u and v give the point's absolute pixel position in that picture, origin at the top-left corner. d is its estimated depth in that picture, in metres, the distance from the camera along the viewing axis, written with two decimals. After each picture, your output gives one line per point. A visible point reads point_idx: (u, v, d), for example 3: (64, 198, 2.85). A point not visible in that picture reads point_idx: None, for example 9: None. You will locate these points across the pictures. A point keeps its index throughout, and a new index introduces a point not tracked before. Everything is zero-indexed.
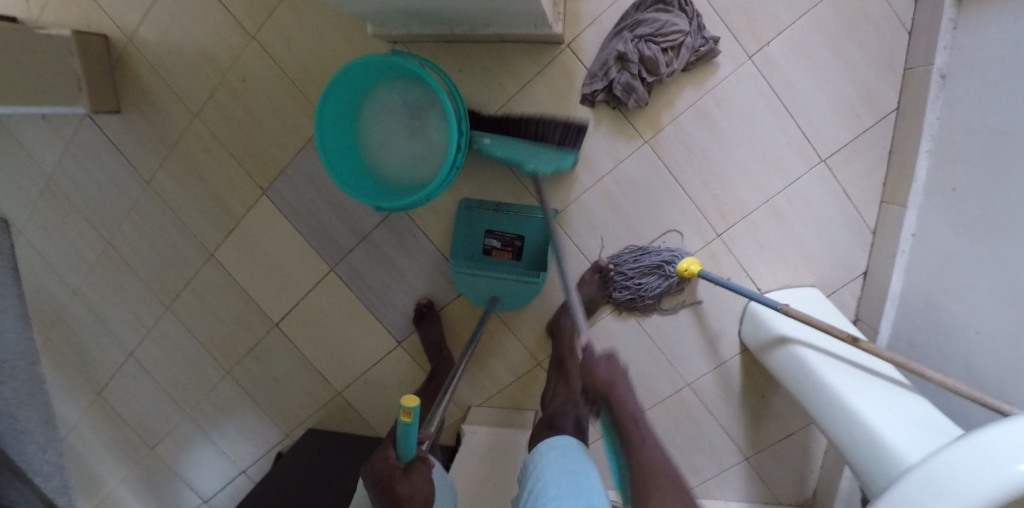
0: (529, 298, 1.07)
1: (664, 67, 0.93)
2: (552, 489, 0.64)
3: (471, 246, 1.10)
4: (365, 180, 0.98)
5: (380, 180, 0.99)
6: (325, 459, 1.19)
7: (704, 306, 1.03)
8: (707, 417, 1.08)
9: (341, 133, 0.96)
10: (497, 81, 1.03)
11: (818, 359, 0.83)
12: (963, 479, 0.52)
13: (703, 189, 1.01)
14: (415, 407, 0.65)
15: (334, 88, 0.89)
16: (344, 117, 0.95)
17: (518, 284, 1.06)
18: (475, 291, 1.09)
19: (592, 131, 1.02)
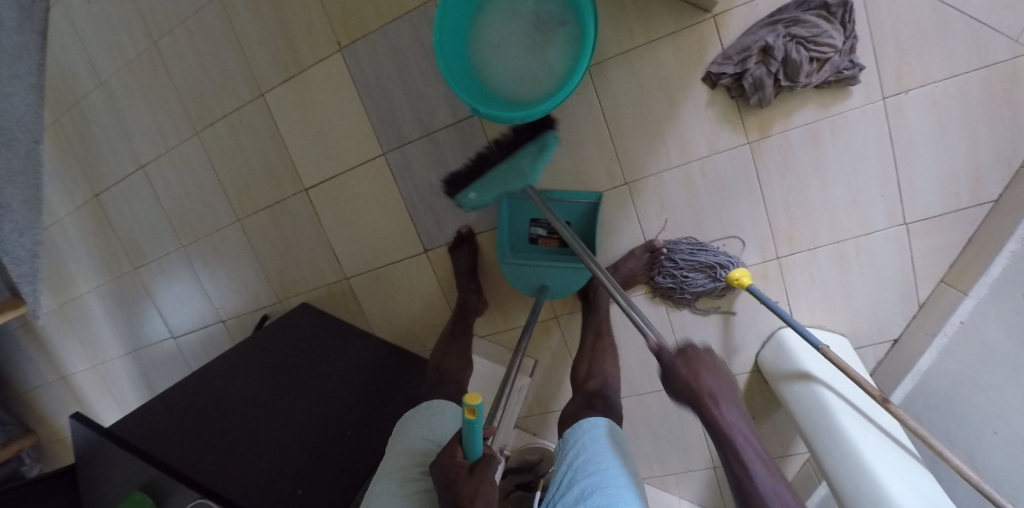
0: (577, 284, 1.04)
1: (803, 77, 0.91)
2: (595, 464, 0.67)
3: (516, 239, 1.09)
4: (467, 77, 0.93)
5: (481, 84, 0.93)
6: (316, 338, 1.17)
7: (736, 318, 1.04)
8: (694, 419, 1.12)
9: (458, 21, 0.91)
10: (628, 26, 0.97)
11: (840, 405, 0.85)
12: None
13: (782, 209, 1.00)
14: (479, 406, 0.68)
15: None
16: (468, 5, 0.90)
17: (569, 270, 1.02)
18: (522, 280, 1.04)
19: (701, 110, 0.98)
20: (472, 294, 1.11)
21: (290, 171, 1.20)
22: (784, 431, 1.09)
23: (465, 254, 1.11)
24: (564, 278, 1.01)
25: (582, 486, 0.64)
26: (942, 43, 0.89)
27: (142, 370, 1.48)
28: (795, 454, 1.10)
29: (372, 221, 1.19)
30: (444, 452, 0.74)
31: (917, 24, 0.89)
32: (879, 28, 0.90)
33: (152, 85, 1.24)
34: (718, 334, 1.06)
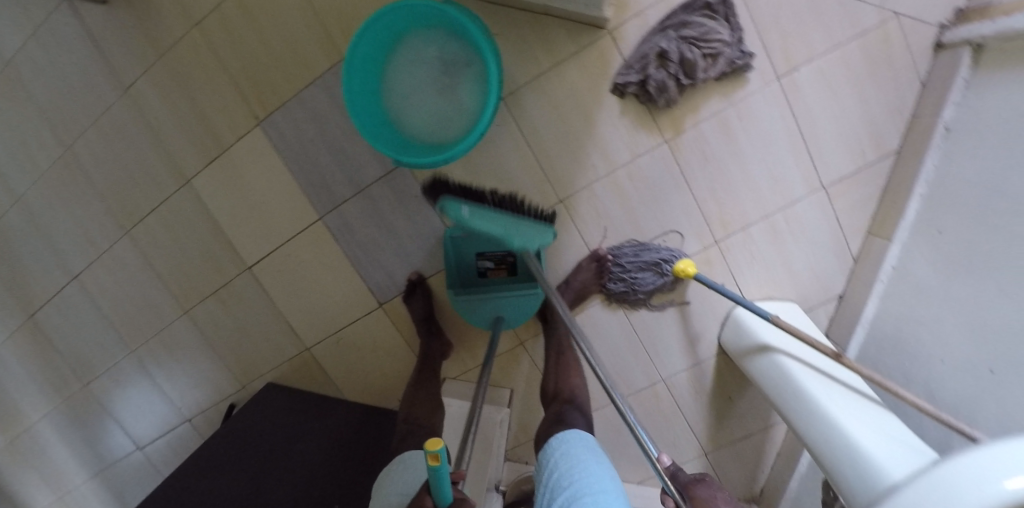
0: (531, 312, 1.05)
1: (700, 73, 0.96)
2: (569, 478, 0.64)
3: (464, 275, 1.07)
4: (385, 129, 0.93)
5: (401, 134, 0.94)
6: (285, 416, 1.13)
7: (691, 307, 1.08)
8: (676, 412, 1.14)
9: (367, 79, 0.91)
10: (531, 54, 1.00)
11: (796, 367, 0.89)
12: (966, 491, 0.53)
13: (710, 196, 1.05)
14: (443, 450, 0.65)
15: (373, 27, 0.85)
16: (375, 61, 0.91)
17: (521, 298, 1.03)
18: (478, 314, 1.05)
19: (616, 118, 1.02)
20: (433, 337, 1.11)
21: (230, 251, 1.18)
22: (760, 405, 1.11)
23: (419, 300, 1.11)
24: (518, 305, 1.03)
25: (560, 499, 0.60)
26: (818, 21, 0.96)
27: (110, 488, 1.40)
28: (777, 424, 1.12)
29: (322, 286, 1.17)
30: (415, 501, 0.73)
31: (793, 7, 0.96)
32: (761, 18, 0.97)
33: (72, 192, 1.21)
34: (679, 325, 1.09)
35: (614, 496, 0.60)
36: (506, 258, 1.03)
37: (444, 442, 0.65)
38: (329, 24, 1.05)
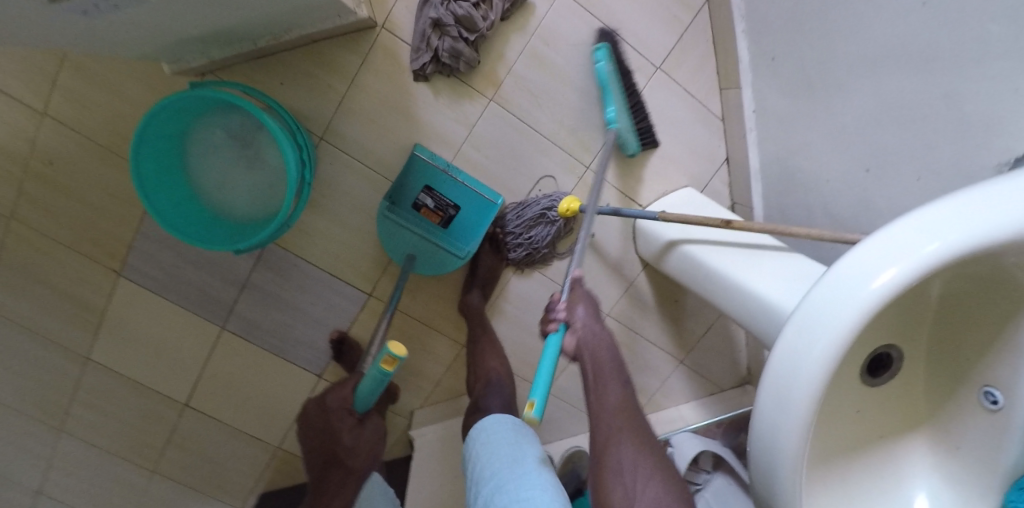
0: (444, 271, 1.05)
1: (482, 22, 0.91)
2: (488, 469, 0.64)
3: (399, 191, 1.01)
4: (217, 227, 0.91)
5: (235, 222, 0.93)
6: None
7: (597, 238, 1.09)
8: (636, 340, 1.18)
9: (173, 189, 0.87)
10: (323, 84, 0.95)
11: (706, 250, 0.89)
12: (830, 311, 0.43)
13: (558, 129, 1.03)
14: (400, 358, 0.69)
15: (144, 142, 0.80)
16: (171, 168, 0.86)
17: (438, 254, 1.03)
18: (393, 246, 1.03)
19: (433, 103, 0.99)
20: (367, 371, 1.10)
21: (163, 397, 1.16)
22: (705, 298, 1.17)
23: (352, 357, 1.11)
24: (434, 256, 1.02)
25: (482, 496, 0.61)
26: None
27: None
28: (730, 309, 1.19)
29: (262, 387, 1.16)
30: (336, 395, 0.80)
31: None
32: None
33: None
34: (596, 258, 1.11)
35: (534, 474, 0.60)
36: (448, 207, 1.01)
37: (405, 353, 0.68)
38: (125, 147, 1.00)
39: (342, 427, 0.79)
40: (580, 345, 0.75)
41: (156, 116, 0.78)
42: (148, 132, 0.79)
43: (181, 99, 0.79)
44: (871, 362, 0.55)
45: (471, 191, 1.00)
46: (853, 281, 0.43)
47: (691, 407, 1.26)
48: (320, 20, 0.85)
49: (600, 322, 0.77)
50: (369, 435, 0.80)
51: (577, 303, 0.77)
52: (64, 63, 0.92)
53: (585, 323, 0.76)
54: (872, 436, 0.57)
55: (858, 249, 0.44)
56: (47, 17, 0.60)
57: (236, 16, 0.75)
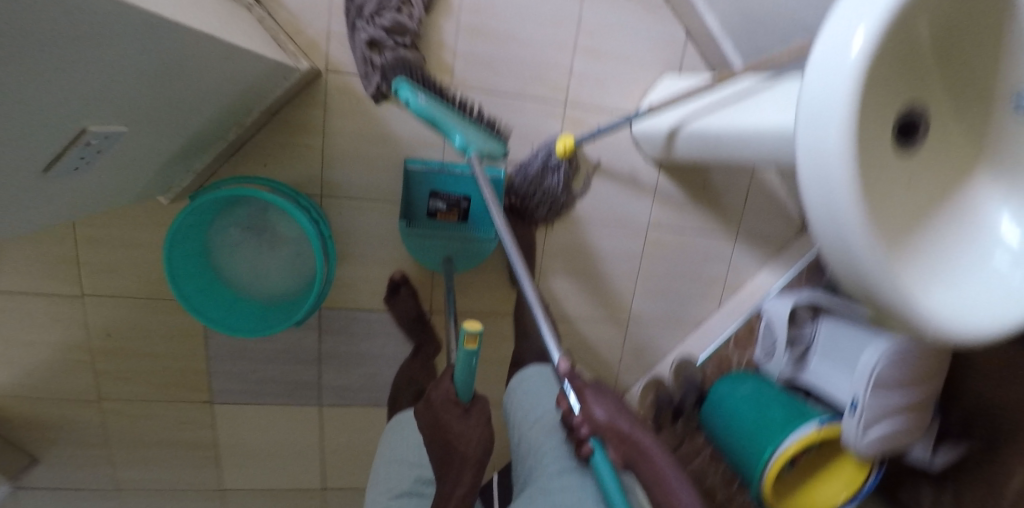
0: (482, 255, 1.08)
1: (410, 22, 0.94)
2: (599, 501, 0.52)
3: (411, 205, 1.02)
4: (270, 313, 0.95)
5: (283, 302, 0.96)
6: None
7: (604, 163, 1.12)
8: (682, 236, 1.21)
9: (218, 299, 0.91)
10: (301, 146, 1.00)
11: (715, 122, 0.88)
12: (824, 102, 0.44)
13: (522, 83, 1.06)
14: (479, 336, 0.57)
15: (174, 267, 0.84)
16: (208, 282, 0.91)
17: (470, 243, 1.06)
18: (427, 254, 1.06)
19: (402, 115, 1.02)
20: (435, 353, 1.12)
21: (303, 491, 1.22)
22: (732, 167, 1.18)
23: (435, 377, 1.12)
24: (468, 249, 1.05)
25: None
26: None
27: None
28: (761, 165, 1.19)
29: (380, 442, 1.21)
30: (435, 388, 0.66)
31: None
32: None
33: None
34: (610, 181, 1.13)
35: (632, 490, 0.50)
36: (460, 201, 1.03)
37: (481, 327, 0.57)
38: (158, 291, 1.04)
39: (452, 423, 0.63)
40: (620, 444, 0.50)
41: (173, 242, 0.83)
42: (174, 258, 0.84)
43: (185, 217, 0.82)
44: (895, 139, 0.55)
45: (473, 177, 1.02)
46: (828, 67, 0.44)
47: (768, 274, 1.26)
48: (270, 87, 0.89)
49: (626, 421, 0.52)
50: (481, 431, 0.62)
51: (591, 401, 0.53)
52: (80, 245, 0.99)
53: (610, 430, 0.51)
54: (928, 197, 0.56)
55: (823, 36, 0.45)
56: (52, 187, 0.66)
57: (198, 115, 0.80)
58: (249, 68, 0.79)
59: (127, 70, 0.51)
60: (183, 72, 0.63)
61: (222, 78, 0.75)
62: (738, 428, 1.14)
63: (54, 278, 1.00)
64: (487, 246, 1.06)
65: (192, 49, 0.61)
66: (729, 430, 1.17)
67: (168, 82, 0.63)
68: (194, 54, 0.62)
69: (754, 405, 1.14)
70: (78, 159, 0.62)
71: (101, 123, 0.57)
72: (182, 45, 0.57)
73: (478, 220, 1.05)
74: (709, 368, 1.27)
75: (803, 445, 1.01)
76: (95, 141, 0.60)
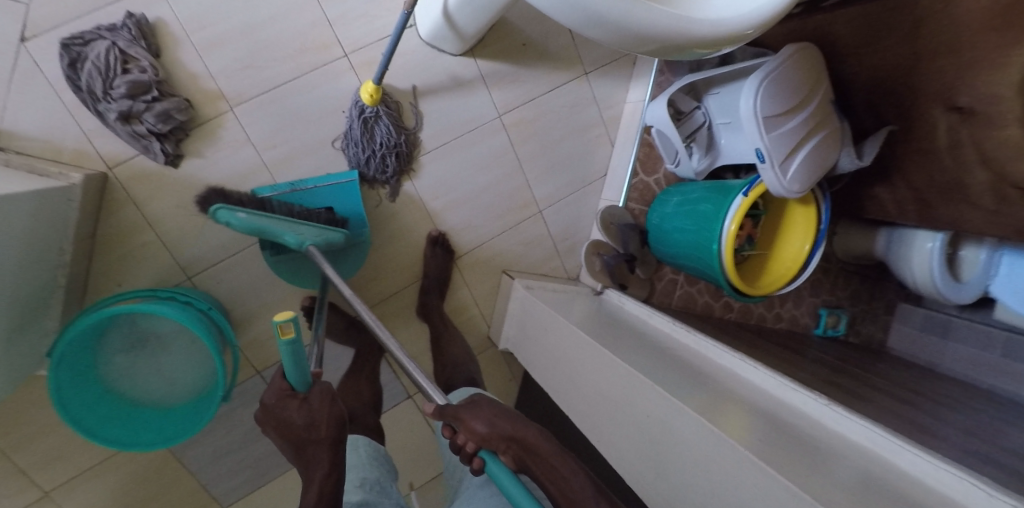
0: (359, 261, 1.07)
1: (147, 75, 0.87)
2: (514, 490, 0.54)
3: None
4: (199, 410, 0.87)
5: (205, 393, 0.88)
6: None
7: (419, 86, 1.10)
8: (536, 105, 1.22)
9: (143, 425, 0.85)
10: (139, 250, 0.96)
11: None
12: None
13: (294, 61, 1.01)
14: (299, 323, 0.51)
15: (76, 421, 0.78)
16: (125, 417, 0.84)
17: (344, 250, 1.04)
18: (302, 276, 0.99)
19: (207, 160, 0.97)
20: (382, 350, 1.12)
21: None
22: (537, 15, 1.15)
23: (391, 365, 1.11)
24: (344, 256, 1.04)
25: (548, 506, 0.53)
26: None
27: None
28: None
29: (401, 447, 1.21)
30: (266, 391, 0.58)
31: None
32: None
33: None
34: (437, 100, 1.12)
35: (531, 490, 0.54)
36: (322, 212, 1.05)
37: (297, 311, 0.50)
38: (100, 457, 0.98)
39: (295, 415, 0.57)
40: (510, 444, 0.61)
41: (66, 405, 0.77)
42: (82, 415, 0.79)
43: (56, 377, 0.76)
44: None
45: (329, 185, 1.04)
46: None
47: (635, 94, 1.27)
48: (63, 216, 0.82)
49: (507, 423, 0.63)
50: (332, 413, 0.59)
51: (470, 416, 0.63)
52: None
53: (493, 431, 0.61)
54: None
55: None
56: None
57: (8, 282, 0.72)
58: (18, 207, 0.72)
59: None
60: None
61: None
62: (682, 240, 1.14)
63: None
64: (362, 244, 1.05)
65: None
66: (677, 246, 1.16)
67: None
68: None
69: (684, 212, 1.13)
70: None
71: None
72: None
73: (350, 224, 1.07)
74: (636, 207, 1.28)
75: (739, 219, 0.99)
76: None
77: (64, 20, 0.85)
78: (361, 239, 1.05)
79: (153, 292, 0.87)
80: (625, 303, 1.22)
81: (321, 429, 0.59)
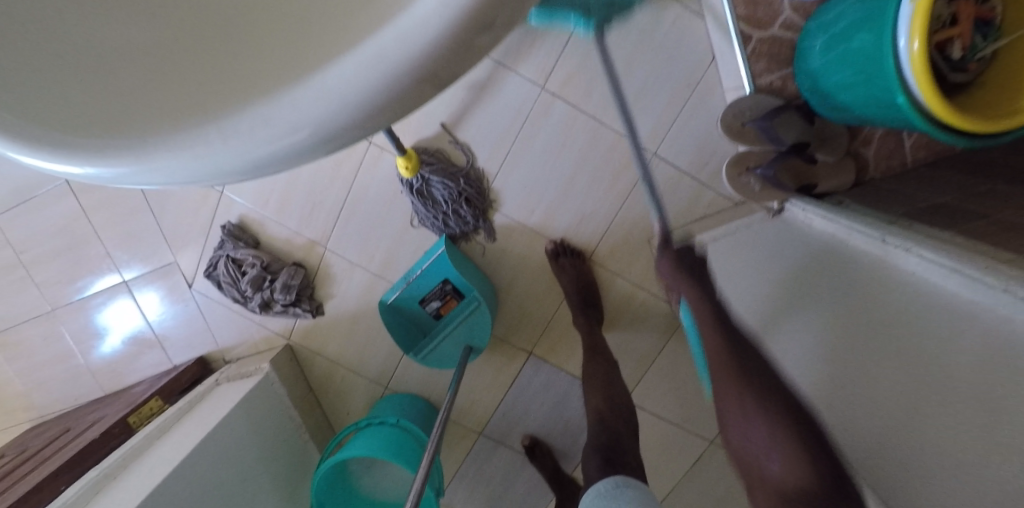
0: (485, 318, 1.01)
1: (256, 267, 1.01)
2: None
3: (419, 321, 1.05)
4: None
5: None
6: None
7: (446, 121, 0.95)
8: (577, 44, 0.91)
9: None
10: (341, 386, 1.13)
11: None
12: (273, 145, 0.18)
13: (335, 179, 1.01)
14: None
15: None
16: None
17: (468, 316, 1.01)
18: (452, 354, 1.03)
19: (336, 296, 1.08)
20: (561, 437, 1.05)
21: None
22: None
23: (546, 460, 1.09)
24: (473, 320, 1.01)
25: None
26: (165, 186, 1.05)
27: None
28: None
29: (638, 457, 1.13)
30: None
31: (174, 212, 1.06)
32: (195, 228, 1.06)
33: None
34: (471, 121, 0.96)
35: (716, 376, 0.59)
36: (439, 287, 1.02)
37: None
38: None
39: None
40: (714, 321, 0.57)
41: None
42: None
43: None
44: None
45: (430, 260, 0.98)
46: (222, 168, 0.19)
47: None
48: (275, 396, 1.05)
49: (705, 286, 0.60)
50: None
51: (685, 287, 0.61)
52: None
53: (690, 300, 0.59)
54: None
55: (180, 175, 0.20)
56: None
57: (259, 471, 0.96)
58: (230, 424, 0.93)
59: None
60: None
61: (219, 455, 0.88)
62: (855, 99, 0.72)
63: None
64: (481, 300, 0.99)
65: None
66: (857, 107, 0.73)
67: None
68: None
69: (836, 60, 0.72)
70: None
71: None
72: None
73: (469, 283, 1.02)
74: (773, 77, 0.86)
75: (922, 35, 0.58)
76: None
77: (199, 258, 1.08)
78: (479, 296, 0.99)
79: (359, 422, 1.00)
80: (813, 221, 0.83)
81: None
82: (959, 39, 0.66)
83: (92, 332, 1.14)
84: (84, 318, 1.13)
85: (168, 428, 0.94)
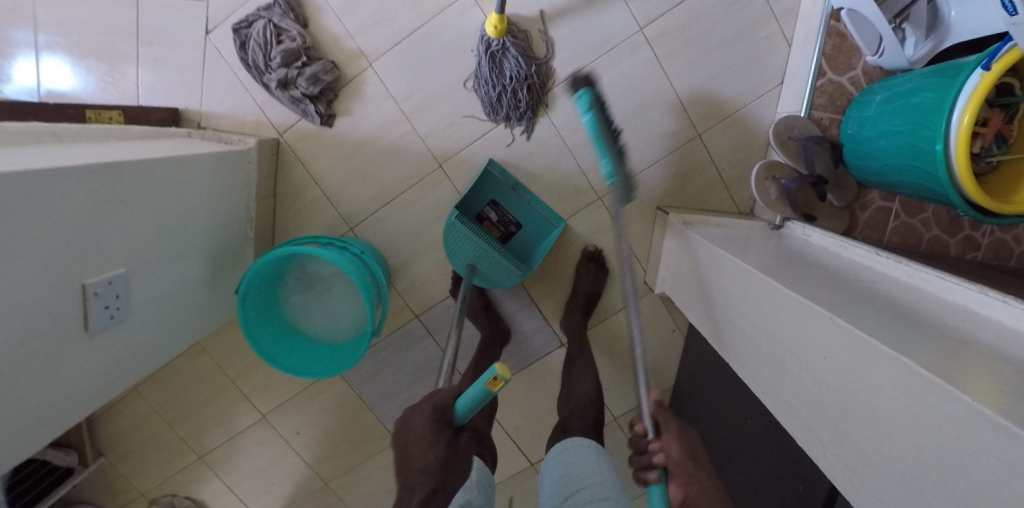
0: (501, 280, 1.02)
1: (296, 42, 0.96)
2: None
3: (466, 210, 1.05)
4: (348, 346, 0.96)
5: (357, 333, 0.97)
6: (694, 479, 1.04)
7: (545, 10, 0.98)
8: (685, 11, 0.99)
9: (306, 347, 0.98)
10: (309, 205, 1.07)
11: None
12: None
13: (413, 7, 0.98)
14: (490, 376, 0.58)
15: (258, 336, 0.92)
16: (293, 337, 0.98)
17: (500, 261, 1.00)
18: (456, 252, 0.99)
19: (353, 117, 1.03)
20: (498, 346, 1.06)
21: (519, 477, 1.21)
22: None
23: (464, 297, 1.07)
24: (494, 264, 1.00)
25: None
26: None
27: None
28: None
29: (546, 399, 1.16)
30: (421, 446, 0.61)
31: None
32: None
33: None
34: (568, 23, 0.99)
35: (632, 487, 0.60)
36: (510, 223, 1.07)
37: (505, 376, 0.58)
38: (298, 389, 1.19)
39: (406, 437, 0.63)
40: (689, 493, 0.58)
41: (250, 324, 0.90)
42: (262, 336, 0.92)
43: (245, 309, 0.89)
44: None
45: (537, 213, 1.07)
46: None
47: None
48: (244, 175, 0.97)
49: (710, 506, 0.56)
50: (430, 422, 0.62)
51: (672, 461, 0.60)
52: (238, 373, 1.19)
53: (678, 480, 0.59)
54: None
55: None
56: (126, 352, 0.78)
57: (199, 231, 0.88)
58: (196, 167, 0.84)
59: (23, 221, 0.54)
60: (111, 199, 0.67)
61: (174, 185, 0.79)
62: (891, 148, 0.83)
63: (238, 408, 1.21)
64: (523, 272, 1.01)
65: (82, 172, 0.62)
66: (889, 156, 0.85)
67: (124, 220, 0.70)
68: (94, 176, 0.64)
69: (891, 111, 0.83)
70: (111, 323, 0.72)
71: (93, 272, 0.66)
72: (59, 170, 0.58)
73: (515, 250, 1.08)
74: (824, 115, 0.98)
75: (975, 105, 0.68)
76: (104, 290, 0.68)
77: (232, 10, 1.00)
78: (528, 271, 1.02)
79: (323, 236, 0.95)
80: (812, 237, 0.93)
81: (415, 477, 0.58)
82: (981, 137, 0.78)
83: (47, 60, 1.05)
84: (57, 6, 1.03)
85: (130, 138, 0.83)
